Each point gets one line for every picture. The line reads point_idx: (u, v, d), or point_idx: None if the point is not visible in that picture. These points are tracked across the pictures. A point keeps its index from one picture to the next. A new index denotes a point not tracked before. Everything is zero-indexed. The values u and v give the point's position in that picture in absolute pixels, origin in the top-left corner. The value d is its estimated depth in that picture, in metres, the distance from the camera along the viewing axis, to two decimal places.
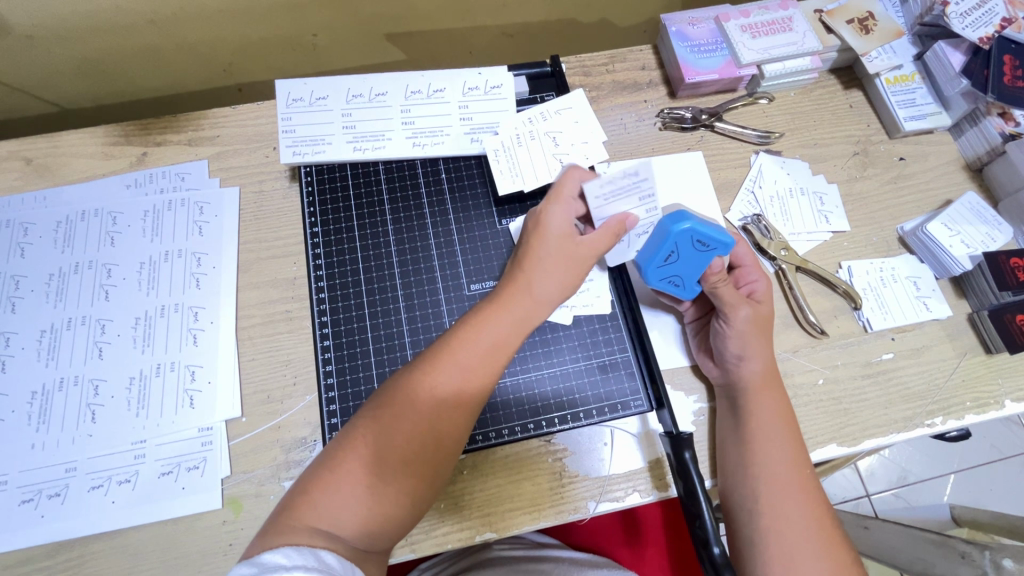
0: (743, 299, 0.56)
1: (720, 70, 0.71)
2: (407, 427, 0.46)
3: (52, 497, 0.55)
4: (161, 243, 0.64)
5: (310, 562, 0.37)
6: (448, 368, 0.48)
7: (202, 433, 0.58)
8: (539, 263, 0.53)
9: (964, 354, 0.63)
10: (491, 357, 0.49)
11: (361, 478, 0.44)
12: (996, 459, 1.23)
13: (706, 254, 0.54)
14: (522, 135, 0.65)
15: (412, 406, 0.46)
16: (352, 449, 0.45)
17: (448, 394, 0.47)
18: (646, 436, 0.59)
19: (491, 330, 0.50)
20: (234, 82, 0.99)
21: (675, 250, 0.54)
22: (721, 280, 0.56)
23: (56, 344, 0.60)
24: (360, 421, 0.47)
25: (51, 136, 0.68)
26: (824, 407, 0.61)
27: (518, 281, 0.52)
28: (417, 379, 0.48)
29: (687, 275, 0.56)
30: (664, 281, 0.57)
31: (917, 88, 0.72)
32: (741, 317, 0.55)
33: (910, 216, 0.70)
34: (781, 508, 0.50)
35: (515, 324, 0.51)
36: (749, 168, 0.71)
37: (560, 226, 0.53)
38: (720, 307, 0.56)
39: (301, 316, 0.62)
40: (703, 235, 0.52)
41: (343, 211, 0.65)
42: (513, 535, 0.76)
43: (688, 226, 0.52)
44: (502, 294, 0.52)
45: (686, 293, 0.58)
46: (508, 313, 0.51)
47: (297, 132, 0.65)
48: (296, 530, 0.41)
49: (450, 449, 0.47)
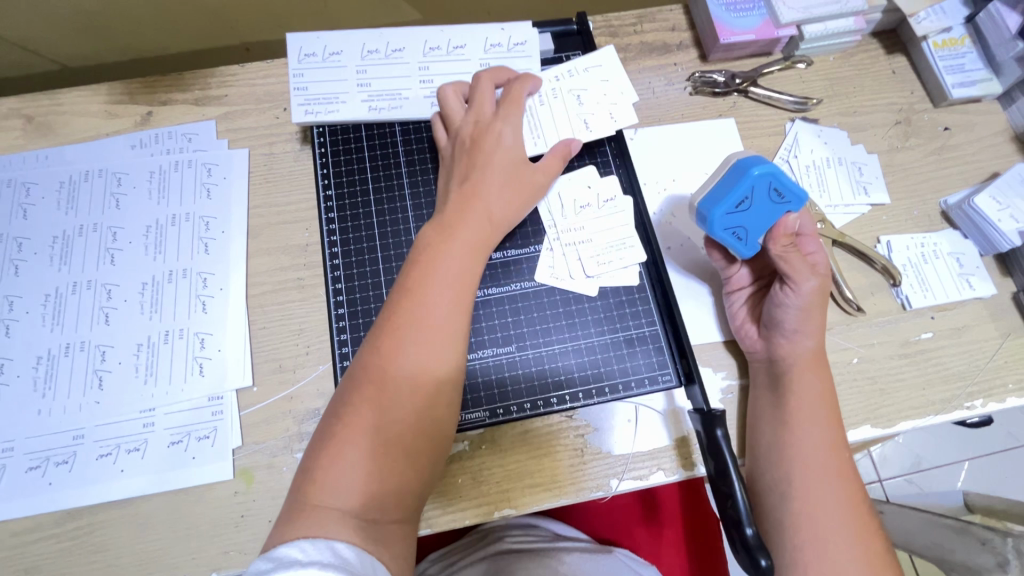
0: (812, 269, 0.51)
1: (757, 31, 0.66)
2: (390, 382, 0.44)
3: (59, 465, 0.54)
4: (168, 206, 0.62)
5: (329, 558, 0.36)
6: (415, 308, 0.47)
7: (212, 402, 0.56)
8: (492, 182, 0.53)
9: (1007, 335, 0.60)
10: (458, 287, 0.49)
11: (358, 447, 0.42)
12: (1013, 447, 1.21)
13: (780, 207, 0.51)
14: (543, 94, 0.61)
15: (388, 359, 0.45)
16: (343, 418, 0.43)
17: (417, 338, 0.46)
18: (672, 414, 0.56)
19: (451, 258, 0.49)
20: (240, 40, 0.96)
21: (749, 194, 0.50)
22: (790, 245, 0.51)
23: (61, 309, 0.58)
24: (347, 391, 0.45)
25: (52, 93, 0.65)
26: (858, 387, 0.58)
27: (469, 200, 0.53)
28: (386, 332, 0.46)
29: (752, 229, 0.52)
30: (727, 232, 0.53)
31: (967, 52, 0.68)
32: (809, 286, 0.51)
33: (954, 189, 0.66)
34: (818, 494, 0.48)
35: (472, 247, 0.51)
36: (784, 136, 0.67)
37: (512, 143, 0.56)
38: (787, 273, 0.51)
39: (313, 284, 0.60)
40: (782, 183, 0.50)
41: (357, 173, 0.62)
42: (525, 523, 0.73)
43: (767, 170, 0.50)
44: (456, 219, 0.52)
45: (743, 250, 0.54)
46: (465, 237, 0.51)
47: (309, 90, 0.62)
48: (307, 515, 0.39)
49: (439, 397, 0.45)
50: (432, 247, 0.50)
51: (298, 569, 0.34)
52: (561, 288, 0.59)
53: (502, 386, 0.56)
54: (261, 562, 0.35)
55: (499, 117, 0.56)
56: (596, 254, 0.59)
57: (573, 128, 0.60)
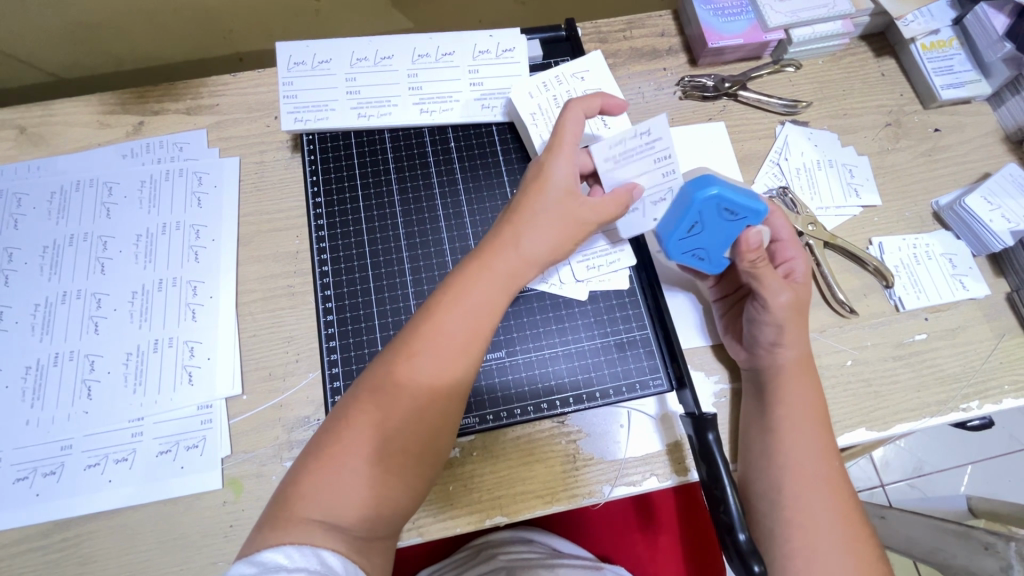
0: (783, 281, 0.50)
1: (745, 35, 0.67)
2: (395, 410, 0.43)
3: (46, 476, 0.53)
4: (158, 215, 0.62)
5: (315, 565, 0.37)
6: (430, 339, 0.44)
7: (201, 411, 0.56)
8: (533, 221, 0.49)
9: (1002, 336, 0.60)
10: (480, 320, 0.46)
11: (351, 464, 0.41)
12: (1014, 450, 1.19)
13: (735, 224, 0.50)
14: (558, 96, 0.61)
15: (395, 386, 0.43)
16: (341, 432, 0.42)
17: (429, 368, 0.44)
18: (664, 418, 0.56)
19: (476, 295, 0.46)
20: (233, 50, 0.97)
21: (699, 218, 0.50)
22: (760, 258, 0.49)
23: (51, 318, 0.58)
24: (345, 404, 0.44)
25: (44, 104, 0.65)
26: (852, 390, 0.58)
27: (505, 238, 0.48)
28: (396, 356, 0.44)
29: (713, 248, 0.52)
30: (687, 255, 0.53)
31: (955, 54, 0.68)
32: (778, 301, 0.50)
33: (946, 190, 0.66)
34: (810, 503, 0.48)
35: (502, 281, 0.47)
36: (774, 139, 0.67)
37: (564, 183, 0.49)
38: (756, 290, 0.50)
39: (303, 291, 0.60)
40: (729, 202, 0.49)
41: (346, 180, 0.62)
42: (524, 538, 0.71)
43: (714, 192, 0.48)
44: (486, 253, 0.48)
45: (710, 267, 0.54)
46: (496, 273, 0.47)
47: (299, 98, 0.62)
48: (292, 524, 0.39)
49: (441, 423, 0.44)
50: (459, 280, 0.47)
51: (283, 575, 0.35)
52: (551, 293, 0.59)
53: (493, 392, 0.56)
54: (243, 566, 0.36)
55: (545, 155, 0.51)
56: (591, 257, 0.59)
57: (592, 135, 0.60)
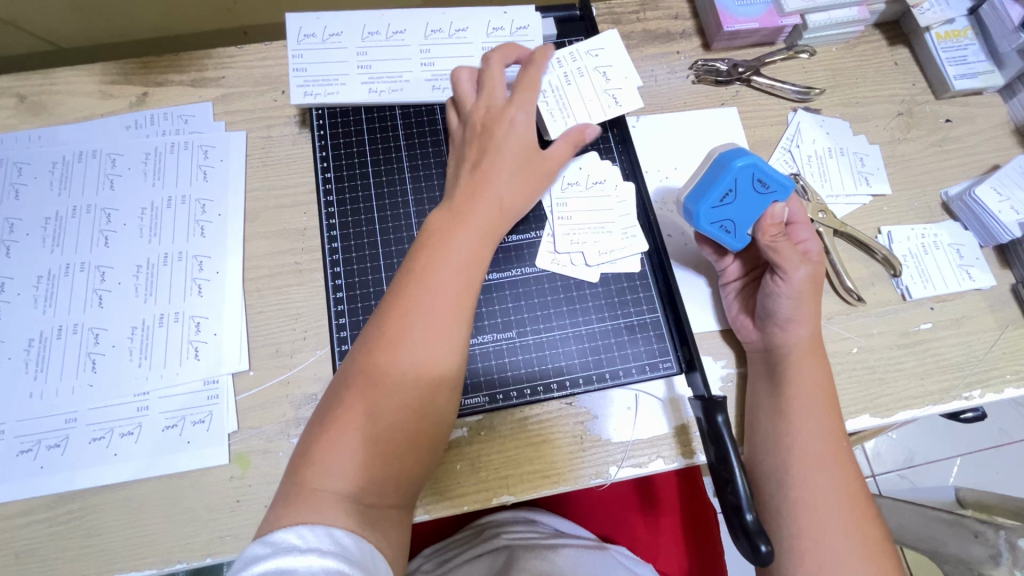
0: (802, 257, 0.51)
1: (761, 19, 0.66)
2: (393, 368, 0.43)
3: (51, 448, 0.53)
4: (163, 188, 0.61)
5: (329, 545, 0.35)
6: (422, 299, 0.44)
7: (207, 386, 0.55)
8: (504, 169, 0.51)
9: (1006, 326, 0.61)
10: (468, 276, 0.46)
11: (354, 432, 0.41)
12: (1004, 443, 1.21)
13: (764, 198, 0.52)
14: (570, 73, 0.60)
15: (391, 347, 0.43)
16: (343, 401, 0.42)
17: (425, 326, 0.44)
18: (672, 401, 0.56)
19: (461, 248, 0.47)
20: (238, 23, 0.95)
21: (733, 186, 0.51)
22: (779, 234, 0.52)
23: (54, 290, 0.57)
24: (342, 379, 0.44)
25: (45, 72, 0.64)
26: (858, 376, 0.58)
27: (483, 196, 0.49)
28: (384, 322, 0.44)
29: (739, 220, 0.53)
30: (715, 226, 0.54)
31: (969, 44, 0.67)
32: (799, 274, 0.51)
33: (955, 181, 0.66)
34: (814, 482, 0.49)
35: (484, 235, 0.48)
36: (785, 126, 0.67)
37: (524, 129, 0.52)
38: (777, 264, 0.51)
39: (311, 268, 0.59)
40: (762, 173, 0.51)
41: (356, 156, 0.61)
42: (528, 519, 0.71)
43: (748, 162, 0.51)
44: (467, 207, 0.49)
45: (734, 243, 0.54)
46: (477, 225, 0.48)
47: (309, 72, 0.61)
48: (303, 498, 0.39)
49: (440, 382, 0.44)
50: (435, 234, 0.48)
51: (297, 556, 0.34)
52: (562, 274, 0.59)
53: (501, 371, 0.56)
54: (257, 547, 0.35)
55: (512, 101, 0.53)
56: (605, 239, 0.59)
57: (602, 114, 0.60)
